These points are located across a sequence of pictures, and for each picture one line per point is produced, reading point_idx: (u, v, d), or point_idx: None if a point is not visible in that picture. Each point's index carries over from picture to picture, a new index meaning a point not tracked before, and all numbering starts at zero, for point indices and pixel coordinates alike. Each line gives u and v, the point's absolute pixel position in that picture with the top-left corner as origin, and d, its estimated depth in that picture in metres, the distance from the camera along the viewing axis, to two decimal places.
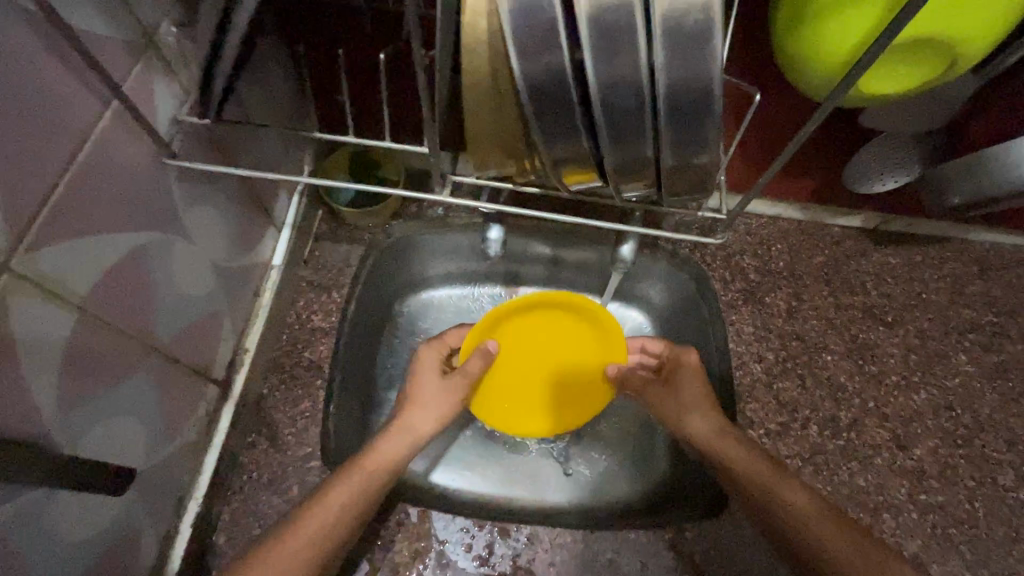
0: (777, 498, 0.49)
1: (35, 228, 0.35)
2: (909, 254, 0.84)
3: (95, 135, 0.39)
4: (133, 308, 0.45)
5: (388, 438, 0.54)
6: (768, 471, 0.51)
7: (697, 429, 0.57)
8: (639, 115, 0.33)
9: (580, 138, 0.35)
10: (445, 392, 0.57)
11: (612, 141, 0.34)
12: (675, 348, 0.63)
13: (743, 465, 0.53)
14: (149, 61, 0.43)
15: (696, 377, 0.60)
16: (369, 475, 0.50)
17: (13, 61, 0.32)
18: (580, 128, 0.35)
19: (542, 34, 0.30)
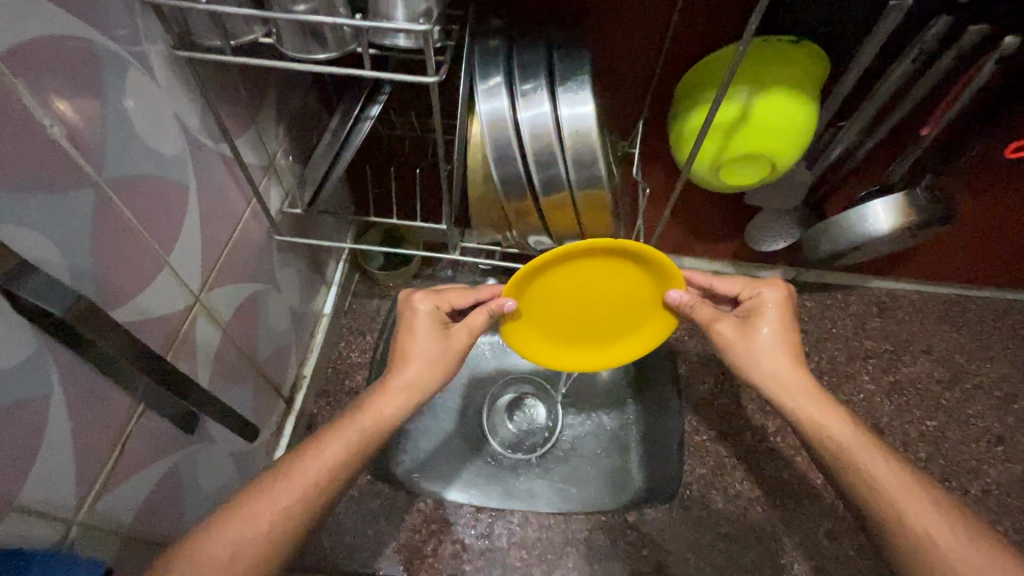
0: (862, 465, 0.52)
1: (212, 276, 0.59)
2: (821, 298, 1.07)
3: (241, 219, 0.63)
4: (246, 333, 0.68)
5: (386, 393, 0.56)
6: (854, 439, 0.53)
7: (774, 383, 0.57)
8: (568, 202, 0.57)
9: (535, 214, 0.59)
10: (442, 347, 0.58)
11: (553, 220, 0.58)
12: (753, 289, 0.60)
13: (828, 428, 0.54)
14: (271, 175, 0.68)
15: (774, 323, 0.58)
16: (365, 421, 0.54)
17: (214, 181, 0.57)
18: (535, 209, 0.58)
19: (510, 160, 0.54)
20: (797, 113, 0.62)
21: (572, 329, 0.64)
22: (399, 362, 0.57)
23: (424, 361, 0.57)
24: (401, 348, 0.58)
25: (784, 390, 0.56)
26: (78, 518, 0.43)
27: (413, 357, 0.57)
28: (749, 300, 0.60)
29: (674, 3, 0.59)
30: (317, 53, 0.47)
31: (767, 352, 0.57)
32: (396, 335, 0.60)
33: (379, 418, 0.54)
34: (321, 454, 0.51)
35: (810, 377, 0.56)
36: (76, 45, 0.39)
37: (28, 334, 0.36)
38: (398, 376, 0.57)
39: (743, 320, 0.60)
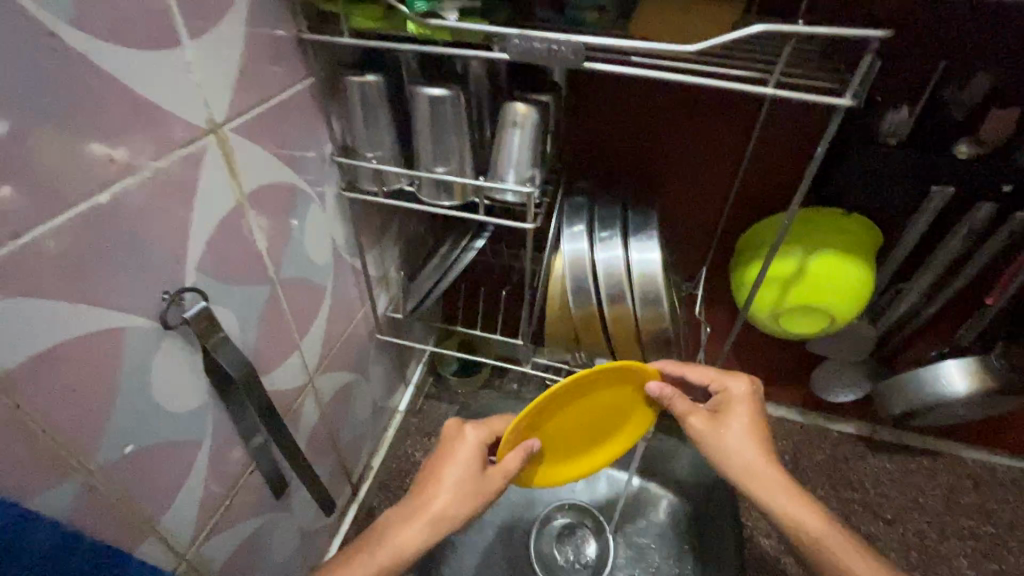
0: (836, 560, 0.53)
1: (325, 362, 0.70)
2: (903, 461, 1.00)
3: (355, 318, 0.76)
4: (337, 416, 0.77)
5: (411, 521, 0.55)
6: (828, 531, 0.54)
7: (747, 475, 0.58)
8: (633, 331, 0.64)
9: (602, 339, 0.67)
10: (476, 484, 0.56)
11: (620, 346, 0.66)
12: (719, 383, 0.64)
13: (804, 524, 0.55)
14: (383, 285, 0.82)
15: (744, 414, 0.61)
16: (383, 558, 0.53)
17: (344, 286, 0.71)
18: (602, 335, 0.66)
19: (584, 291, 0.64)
20: (853, 273, 0.68)
21: (564, 446, 0.65)
22: (430, 490, 0.57)
23: (455, 494, 0.56)
24: (433, 471, 0.59)
25: (764, 486, 0.57)
26: (185, 554, 0.49)
27: (443, 488, 0.56)
28: (717, 395, 0.64)
29: (733, 177, 0.71)
30: (445, 201, 0.61)
31: (738, 445, 0.59)
32: (433, 457, 0.60)
33: (397, 547, 0.54)
34: None
35: (781, 470, 0.57)
36: (288, 188, 0.55)
37: (202, 391, 0.47)
38: (425, 505, 0.56)
39: (716, 414, 0.62)
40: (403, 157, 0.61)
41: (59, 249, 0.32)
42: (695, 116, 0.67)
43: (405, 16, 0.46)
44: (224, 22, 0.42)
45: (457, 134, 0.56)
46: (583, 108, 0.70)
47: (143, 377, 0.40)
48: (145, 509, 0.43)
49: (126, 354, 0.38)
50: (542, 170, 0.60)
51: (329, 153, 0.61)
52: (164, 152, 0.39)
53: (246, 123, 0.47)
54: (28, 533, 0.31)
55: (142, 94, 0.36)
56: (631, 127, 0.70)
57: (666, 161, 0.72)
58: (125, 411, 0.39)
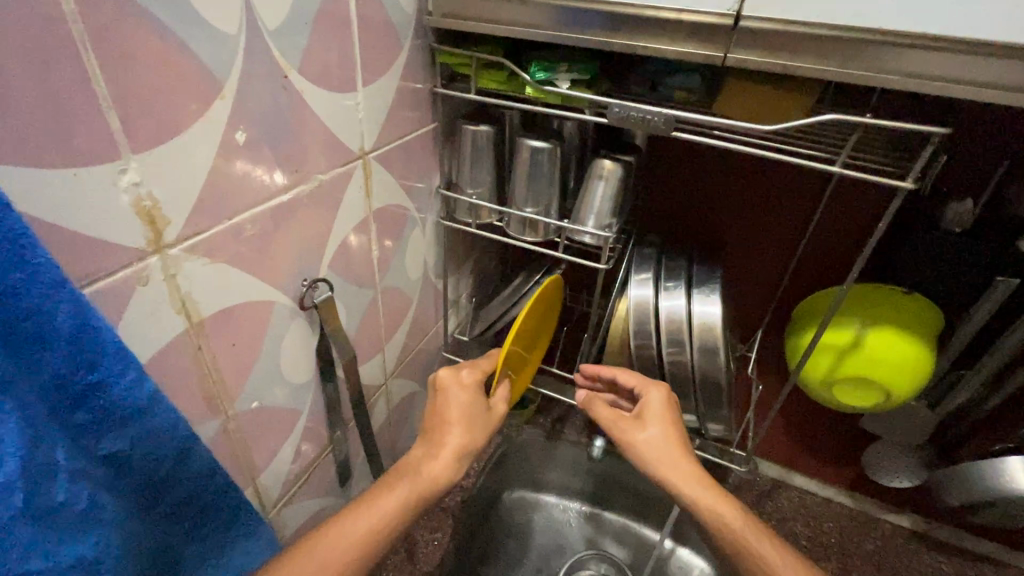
0: (752, 552, 0.55)
1: (400, 368, 0.78)
2: (964, 566, 0.95)
3: (429, 335, 0.84)
4: (399, 422, 0.84)
5: (436, 455, 0.56)
6: (744, 525, 0.56)
7: (666, 475, 0.59)
8: (688, 376, 0.68)
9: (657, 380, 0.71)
10: (484, 417, 0.61)
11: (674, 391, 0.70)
12: (640, 385, 0.66)
13: (722, 518, 0.56)
14: (456, 310, 0.91)
15: (655, 407, 0.64)
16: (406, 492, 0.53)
17: (427, 303, 0.80)
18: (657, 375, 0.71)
19: (645, 332, 0.69)
20: (914, 349, 0.70)
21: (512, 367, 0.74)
22: (441, 428, 0.59)
23: (465, 429, 0.59)
24: (435, 415, 0.60)
25: (678, 480, 0.59)
26: (269, 512, 0.56)
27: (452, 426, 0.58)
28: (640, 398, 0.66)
29: (795, 245, 0.75)
30: (528, 237, 0.69)
31: (654, 445, 0.61)
32: (428, 410, 0.61)
33: (435, 480, 0.54)
34: (356, 523, 0.50)
35: (697, 466, 0.59)
36: (402, 210, 0.65)
37: (313, 368, 0.55)
38: (439, 443, 0.58)
39: (637, 417, 0.65)
40: (498, 196, 0.71)
41: (254, 231, 0.42)
42: (764, 187, 0.73)
43: (526, 82, 0.56)
44: (386, 75, 0.54)
45: (549, 180, 0.65)
46: (658, 173, 0.78)
47: (277, 346, 0.49)
48: (254, 460, 0.50)
49: (271, 325, 0.47)
50: (620, 219, 0.68)
51: (436, 186, 0.71)
52: (330, 168, 0.49)
53: (384, 154, 0.57)
54: (201, 451, 0.37)
55: (326, 124, 0.47)
56: (701, 193, 0.77)
57: (731, 227, 0.78)
58: (261, 370, 0.48)
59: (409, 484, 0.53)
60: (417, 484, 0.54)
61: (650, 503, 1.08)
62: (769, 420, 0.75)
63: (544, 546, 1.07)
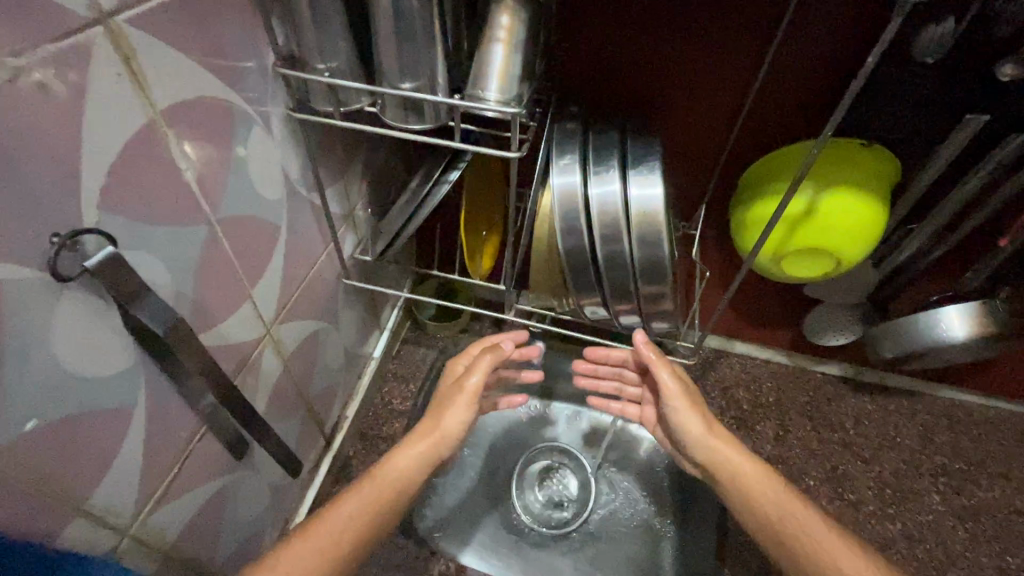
0: (799, 524, 0.57)
1: (284, 311, 0.62)
2: (883, 402, 1.01)
3: (318, 263, 0.68)
4: (306, 367, 0.71)
5: (454, 406, 0.66)
6: (789, 500, 0.58)
7: (712, 450, 0.63)
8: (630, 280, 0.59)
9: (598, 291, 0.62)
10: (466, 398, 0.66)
11: (613, 295, 0.61)
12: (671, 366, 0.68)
13: (768, 491, 0.59)
14: (348, 224, 0.74)
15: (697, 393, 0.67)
16: (434, 436, 0.65)
17: (302, 225, 0.62)
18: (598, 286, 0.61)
19: (577, 233, 0.58)
20: (869, 217, 0.63)
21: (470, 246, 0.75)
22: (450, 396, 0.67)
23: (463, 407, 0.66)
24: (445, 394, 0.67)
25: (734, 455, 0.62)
26: (131, 526, 0.44)
27: (455, 406, 0.66)
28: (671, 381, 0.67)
29: (744, 95, 0.62)
30: (413, 124, 0.52)
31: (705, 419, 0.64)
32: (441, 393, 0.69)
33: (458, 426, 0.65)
34: (397, 460, 0.63)
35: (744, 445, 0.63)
36: (222, 104, 0.45)
37: (127, 350, 0.40)
38: (441, 412, 0.66)
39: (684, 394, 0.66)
40: (365, 71, 0.52)
41: None
42: (712, 17, 0.57)
43: None
44: None
45: (428, 40, 0.46)
46: (575, 18, 0.60)
47: (34, 339, 0.33)
48: (70, 486, 0.37)
49: (9, 314, 0.31)
50: (531, 87, 0.51)
51: (271, 62, 0.50)
52: (25, 48, 0.29)
53: (151, 13, 0.36)
54: None
55: None
56: (630, 41, 0.61)
57: (669, 83, 0.63)
58: (20, 378, 0.32)
59: (432, 437, 0.65)
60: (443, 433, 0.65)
61: (595, 390, 1.07)
62: (719, 308, 0.67)
63: (496, 447, 1.05)
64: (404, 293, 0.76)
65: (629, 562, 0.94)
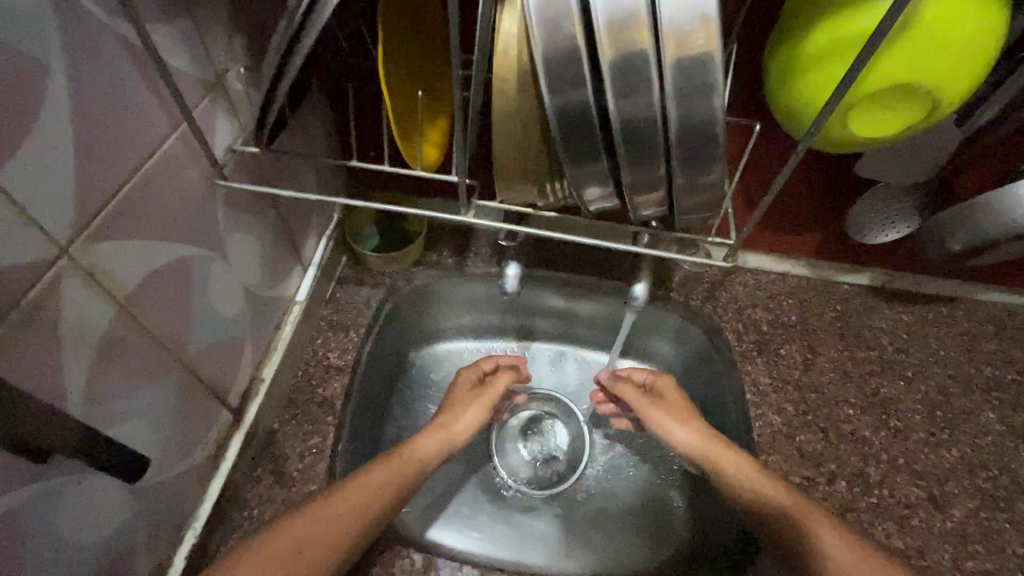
0: (793, 517, 0.57)
1: (99, 221, 0.39)
2: (920, 312, 0.86)
3: (161, 150, 0.44)
4: (172, 313, 0.48)
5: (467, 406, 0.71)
6: (778, 489, 0.60)
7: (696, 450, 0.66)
8: (653, 139, 0.38)
9: (601, 159, 0.41)
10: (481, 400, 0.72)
11: (626, 164, 0.39)
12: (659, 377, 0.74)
13: (752, 486, 0.61)
14: (216, 97, 0.49)
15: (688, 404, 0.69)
16: (447, 435, 0.68)
17: (110, 77, 0.38)
18: (601, 151, 0.40)
19: (563, 56, 0.35)
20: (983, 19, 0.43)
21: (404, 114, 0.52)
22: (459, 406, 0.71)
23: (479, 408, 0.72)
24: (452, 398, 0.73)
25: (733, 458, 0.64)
26: None
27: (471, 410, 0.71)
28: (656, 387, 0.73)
29: None
30: None
31: (689, 423, 0.68)
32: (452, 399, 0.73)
33: (470, 424, 0.70)
34: (413, 449, 0.64)
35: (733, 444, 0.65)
36: None
37: None
38: (451, 420, 0.69)
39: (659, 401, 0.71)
40: None
41: None
42: None
43: None
44: None
45: None
46: None
47: None
48: None
49: None
50: None
51: None
52: None
53: None
54: None
55: None
56: None
57: None
58: None
59: (447, 432, 0.68)
60: (449, 433, 0.68)
61: (585, 326, 0.87)
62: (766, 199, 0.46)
63: None
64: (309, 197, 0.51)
65: (637, 522, 0.79)
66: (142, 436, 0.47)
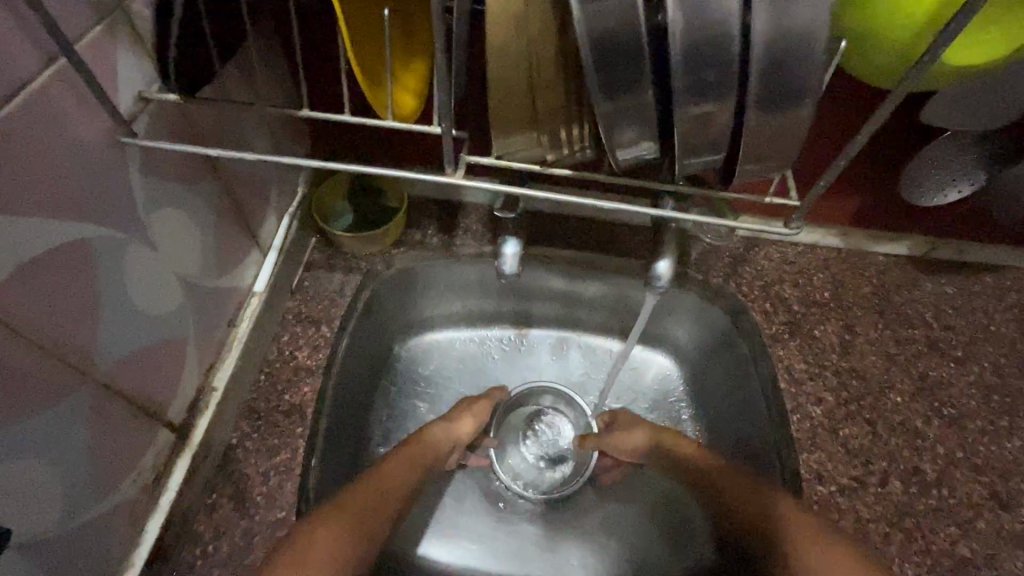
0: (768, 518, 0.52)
1: None
2: (965, 284, 0.76)
3: (26, 96, 0.32)
4: (65, 315, 0.36)
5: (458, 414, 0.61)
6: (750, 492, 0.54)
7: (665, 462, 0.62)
8: (721, 52, 0.27)
9: (643, 88, 0.30)
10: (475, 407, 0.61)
11: (681, 94, 0.29)
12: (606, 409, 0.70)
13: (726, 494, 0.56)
14: (115, 27, 0.37)
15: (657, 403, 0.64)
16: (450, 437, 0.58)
17: None
18: (645, 76, 0.29)
19: None
20: None
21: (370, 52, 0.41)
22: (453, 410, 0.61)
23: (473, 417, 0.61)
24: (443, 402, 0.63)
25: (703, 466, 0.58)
26: None
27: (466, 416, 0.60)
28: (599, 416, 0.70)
29: None
30: None
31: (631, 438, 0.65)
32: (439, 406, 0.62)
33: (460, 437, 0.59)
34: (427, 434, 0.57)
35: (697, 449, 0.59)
36: None
37: None
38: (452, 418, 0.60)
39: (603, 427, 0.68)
40: None
41: None
42: None
43: None
44: None
45: None
46: None
47: None
48: None
49: None
50: None
51: None
52: None
53: None
54: None
55: None
56: None
57: None
58: None
59: (449, 422, 0.59)
60: (450, 433, 0.58)
61: (591, 309, 0.77)
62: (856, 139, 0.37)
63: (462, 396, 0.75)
64: (246, 155, 0.38)
65: (659, 528, 0.69)
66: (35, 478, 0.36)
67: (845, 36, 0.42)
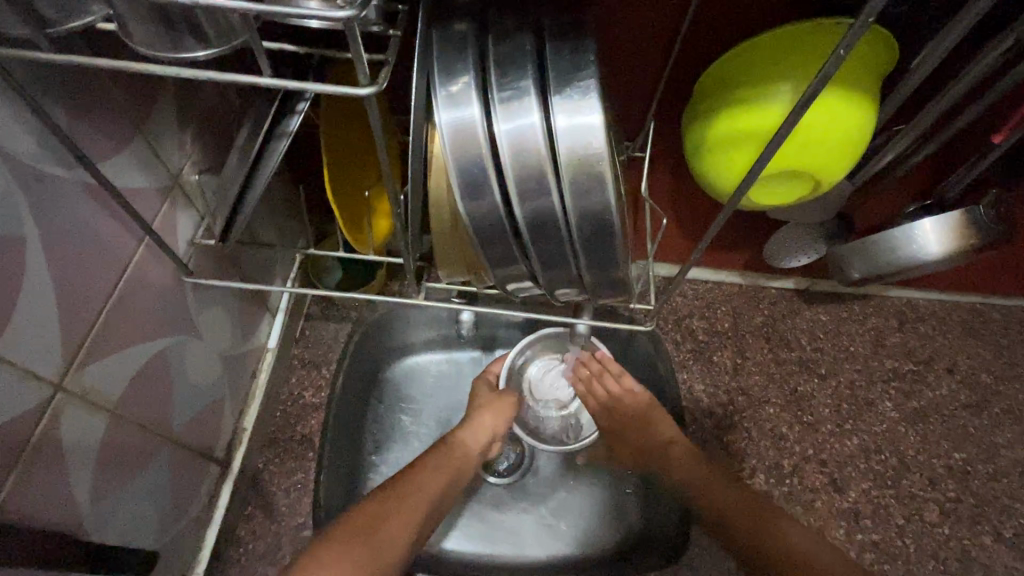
0: (779, 534, 0.67)
1: (83, 352, 0.43)
2: (837, 311, 0.94)
3: (131, 267, 0.47)
4: (154, 403, 0.53)
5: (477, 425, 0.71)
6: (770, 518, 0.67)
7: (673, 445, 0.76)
8: (561, 248, 0.42)
9: (519, 263, 0.45)
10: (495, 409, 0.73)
11: (542, 267, 0.44)
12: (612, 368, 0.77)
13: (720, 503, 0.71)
14: (174, 199, 0.52)
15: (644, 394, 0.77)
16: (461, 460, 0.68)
17: (77, 223, 0.41)
18: (518, 257, 0.44)
19: (473, 186, 0.39)
20: (855, 114, 0.48)
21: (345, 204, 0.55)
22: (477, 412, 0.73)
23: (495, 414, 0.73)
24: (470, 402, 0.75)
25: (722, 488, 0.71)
26: None
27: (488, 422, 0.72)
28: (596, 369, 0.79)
29: None
30: (194, 49, 0.32)
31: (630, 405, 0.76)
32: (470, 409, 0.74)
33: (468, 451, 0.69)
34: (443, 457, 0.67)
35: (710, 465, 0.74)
36: None
37: None
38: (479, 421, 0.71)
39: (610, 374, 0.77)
40: None
41: None
42: None
43: None
44: None
45: None
46: None
47: None
48: None
49: None
50: None
51: None
52: None
53: None
54: None
55: None
56: None
57: None
58: None
59: (468, 434, 0.70)
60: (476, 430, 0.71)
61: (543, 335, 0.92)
62: (697, 249, 0.53)
63: (442, 408, 0.88)
64: (275, 287, 0.57)
65: (594, 512, 0.88)
66: (142, 512, 0.53)
67: (692, 172, 0.57)
